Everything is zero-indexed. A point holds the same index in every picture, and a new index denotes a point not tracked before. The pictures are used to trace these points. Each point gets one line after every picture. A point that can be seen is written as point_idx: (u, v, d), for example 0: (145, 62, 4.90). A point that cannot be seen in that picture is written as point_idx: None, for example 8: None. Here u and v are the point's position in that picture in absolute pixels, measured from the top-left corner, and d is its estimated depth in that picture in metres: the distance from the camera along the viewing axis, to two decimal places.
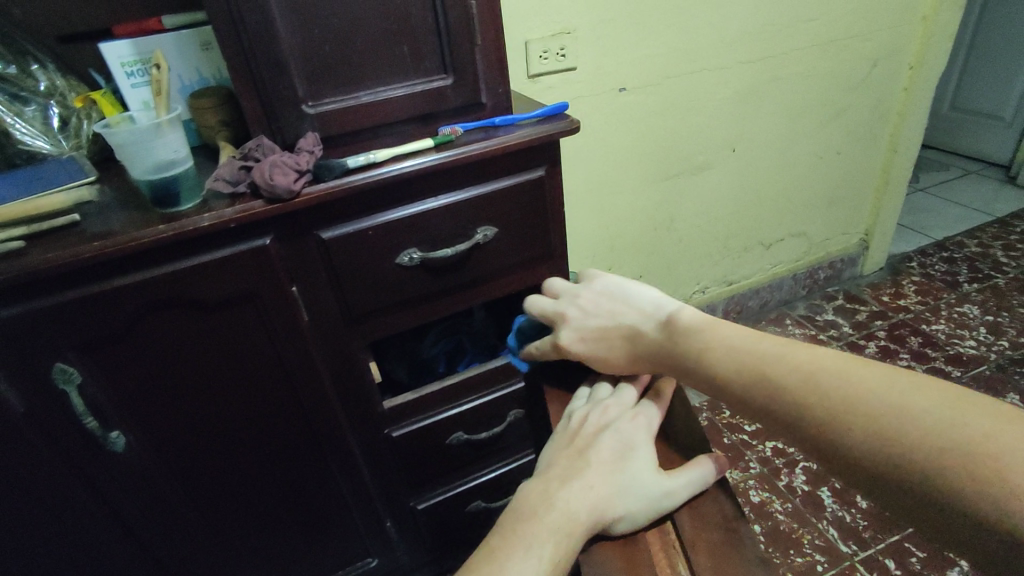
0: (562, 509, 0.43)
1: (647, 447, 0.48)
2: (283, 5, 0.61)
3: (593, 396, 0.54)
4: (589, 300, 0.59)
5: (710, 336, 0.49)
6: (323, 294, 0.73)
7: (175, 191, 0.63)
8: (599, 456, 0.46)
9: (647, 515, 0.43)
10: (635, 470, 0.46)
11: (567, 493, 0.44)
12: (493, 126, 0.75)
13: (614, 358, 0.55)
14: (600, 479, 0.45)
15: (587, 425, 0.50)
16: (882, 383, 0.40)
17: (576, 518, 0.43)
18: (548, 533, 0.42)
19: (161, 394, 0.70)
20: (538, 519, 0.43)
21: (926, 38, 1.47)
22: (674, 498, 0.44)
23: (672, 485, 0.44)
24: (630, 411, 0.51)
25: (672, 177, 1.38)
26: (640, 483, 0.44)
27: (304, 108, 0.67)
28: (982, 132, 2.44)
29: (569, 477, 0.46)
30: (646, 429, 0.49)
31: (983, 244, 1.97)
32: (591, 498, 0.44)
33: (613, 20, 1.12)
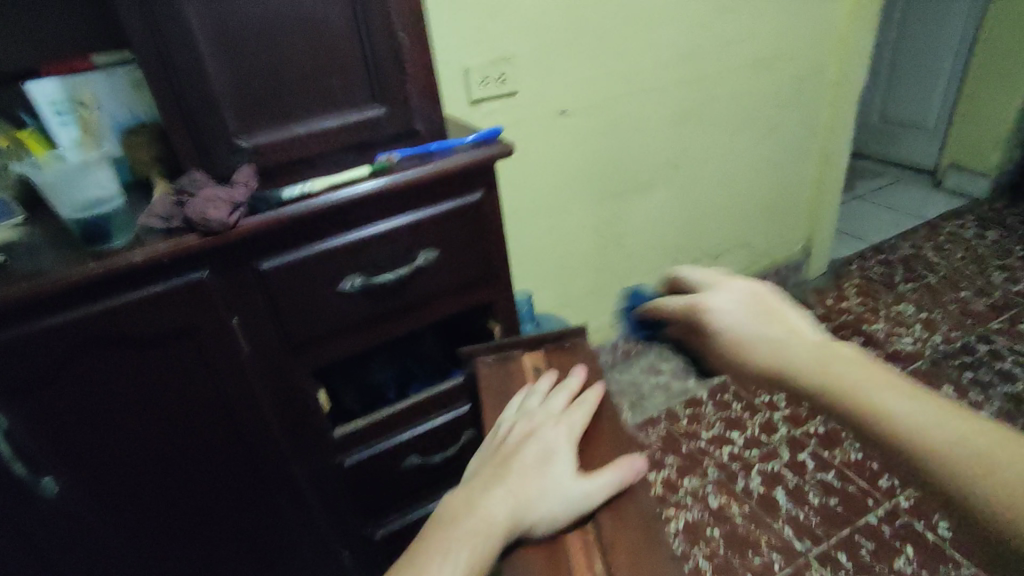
0: (483, 515, 0.44)
1: (567, 452, 0.50)
2: (211, 42, 0.62)
3: (523, 405, 0.56)
4: (732, 293, 0.47)
5: (856, 369, 0.39)
6: (265, 324, 0.73)
7: (106, 229, 0.63)
8: (521, 464, 0.48)
9: (564, 514, 0.45)
10: (557, 474, 0.48)
11: (489, 499, 0.46)
12: (429, 152, 0.77)
13: (748, 363, 0.43)
14: (522, 484, 0.47)
15: (512, 434, 0.52)
16: (983, 435, 0.34)
17: (492, 520, 0.44)
18: (467, 537, 0.43)
19: (98, 435, 0.68)
20: (456, 525, 0.44)
21: (845, 55, 1.57)
22: (591, 499, 0.46)
23: (590, 487, 0.46)
24: (555, 418, 0.53)
25: (617, 194, 1.42)
26: (561, 486, 0.47)
27: (237, 142, 0.67)
28: (909, 141, 2.59)
29: (491, 484, 0.47)
30: (567, 436, 0.51)
31: (915, 246, 2.09)
32: (510, 502, 0.45)
33: (549, 46, 1.16)
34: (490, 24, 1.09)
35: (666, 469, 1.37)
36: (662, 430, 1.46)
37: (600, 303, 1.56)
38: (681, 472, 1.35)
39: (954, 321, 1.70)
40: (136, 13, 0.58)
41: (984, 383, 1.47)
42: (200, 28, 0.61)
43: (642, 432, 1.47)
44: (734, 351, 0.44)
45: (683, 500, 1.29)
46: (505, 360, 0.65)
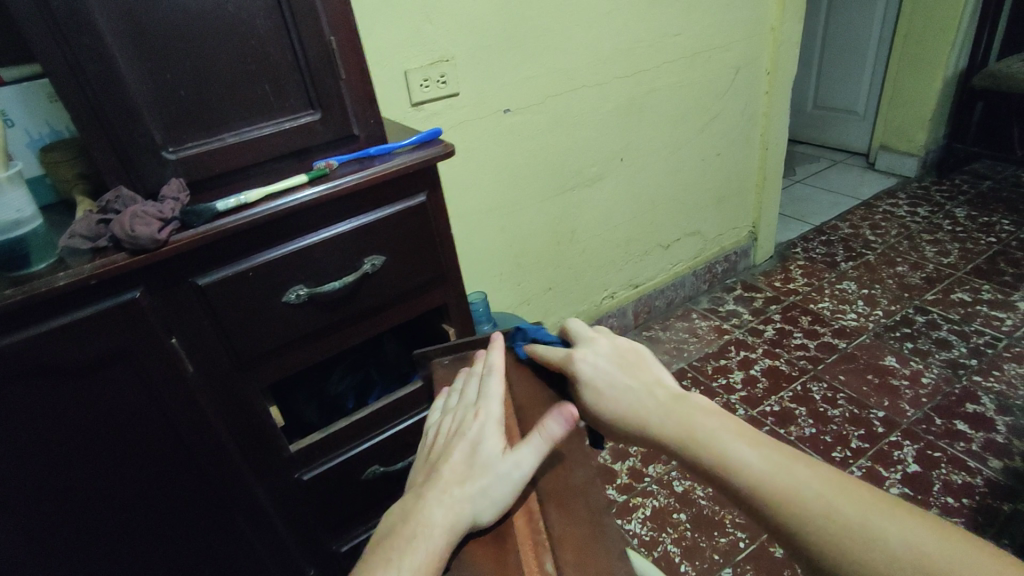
0: (421, 523, 0.45)
1: (491, 435, 0.50)
2: (127, 52, 0.59)
3: (447, 407, 0.56)
4: (611, 349, 0.57)
5: (742, 445, 0.47)
6: (207, 341, 0.70)
7: (24, 251, 0.60)
8: (449, 465, 0.48)
9: (500, 492, 0.45)
10: (482, 462, 0.47)
11: (425, 507, 0.46)
12: (368, 156, 0.76)
13: (620, 410, 0.52)
14: (450, 480, 0.47)
15: (438, 435, 0.53)
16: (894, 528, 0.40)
17: (435, 520, 0.44)
18: (412, 542, 0.44)
19: (32, 471, 0.64)
20: (398, 533, 0.45)
21: (776, 46, 1.63)
22: (520, 467, 0.46)
23: (519, 458, 0.47)
24: (474, 409, 0.52)
25: (566, 190, 1.44)
26: (488, 472, 0.46)
27: (164, 154, 0.65)
28: (843, 125, 2.70)
29: (425, 490, 0.47)
30: (485, 417, 0.51)
31: (854, 226, 2.18)
32: (447, 499, 0.46)
33: (488, 46, 1.17)
34: (428, 25, 1.08)
35: (631, 458, 1.39)
36: None
37: (558, 298, 1.57)
38: (646, 460, 1.37)
39: (893, 294, 1.78)
40: (41, 25, 0.55)
41: (923, 352, 1.55)
42: (114, 37, 0.58)
43: None
44: (601, 403, 0.53)
45: (650, 487, 1.31)
46: (465, 359, 0.64)
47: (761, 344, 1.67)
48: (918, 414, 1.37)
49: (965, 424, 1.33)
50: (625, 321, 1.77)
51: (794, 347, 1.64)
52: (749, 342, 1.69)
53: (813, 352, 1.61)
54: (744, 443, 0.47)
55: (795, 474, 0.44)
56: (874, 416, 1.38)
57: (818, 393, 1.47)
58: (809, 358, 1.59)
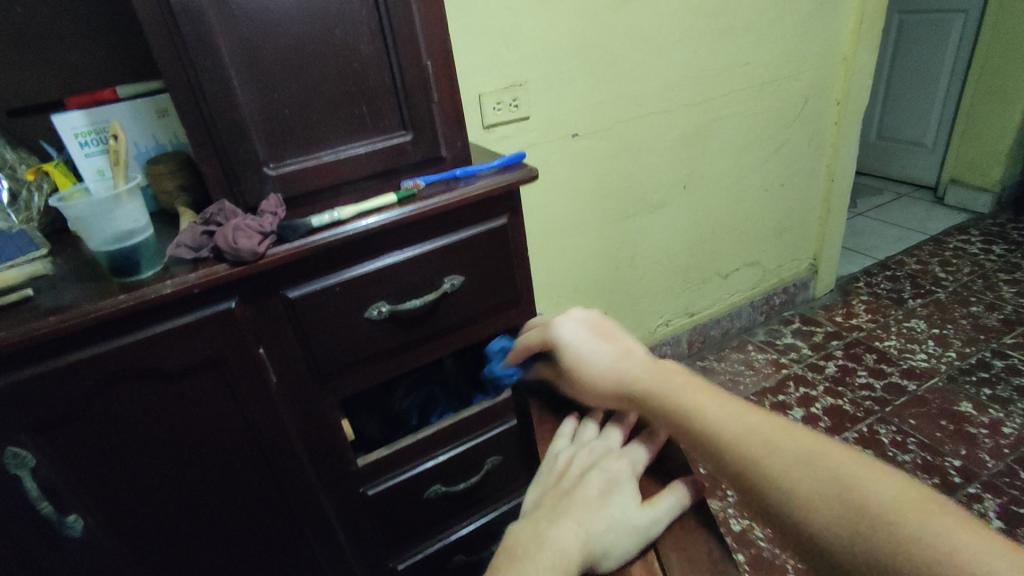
0: (549, 554, 0.41)
1: (631, 485, 0.46)
2: (242, 73, 0.62)
3: (578, 436, 0.53)
4: (583, 329, 0.58)
5: (712, 405, 0.46)
6: (291, 353, 0.72)
7: (135, 260, 0.63)
8: (583, 499, 0.45)
9: (632, 542, 0.42)
10: (622, 510, 0.44)
11: (555, 538, 0.42)
12: (454, 177, 0.77)
13: (603, 385, 0.53)
14: (586, 514, 0.43)
15: (572, 466, 0.49)
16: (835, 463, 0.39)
17: (566, 555, 0.41)
18: (541, 569, 0.40)
19: (124, 470, 0.67)
20: (529, 559, 0.41)
21: (849, 76, 1.59)
22: (656, 523, 0.43)
23: (656, 511, 0.43)
24: (614, 454, 0.49)
25: (628, 215, 1.43)
26: (628, 522, 0.43)
27: (266, 170, 0.67)
28: (909, 157, 2.62)
29: (554, 518, 0.44)
30: (627, 466, 0.48)
31: (922, 262, 2.09)
32: (579, 531, 0.42)
33: (561, 71, 1.18)
34: (505, 51, 1.10)
35: None
36: None
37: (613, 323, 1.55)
38: None
39: (967, 336, 1.70)
40: (168, 45, 0.58)
41: (1002, 399, 1.46)
42: (231, 59, 0.61)
43: None
44: (577, 370, 0.55)
45: None
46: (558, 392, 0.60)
47: (823, 381, 1.61)
48: (998, 466, 1.29)
49: None
50: (678, 350, 1.74)
51: (859, 386, 1.57)
52: (810, 378, 1.62)
53: (880, 393, 1.54)
54: (708, 399, 0.46)
55: (765, 438, 0.42)
56: (950, 464, 1.30)
57: (886, 436, 1.40)
58: (875, 399, 1.52)
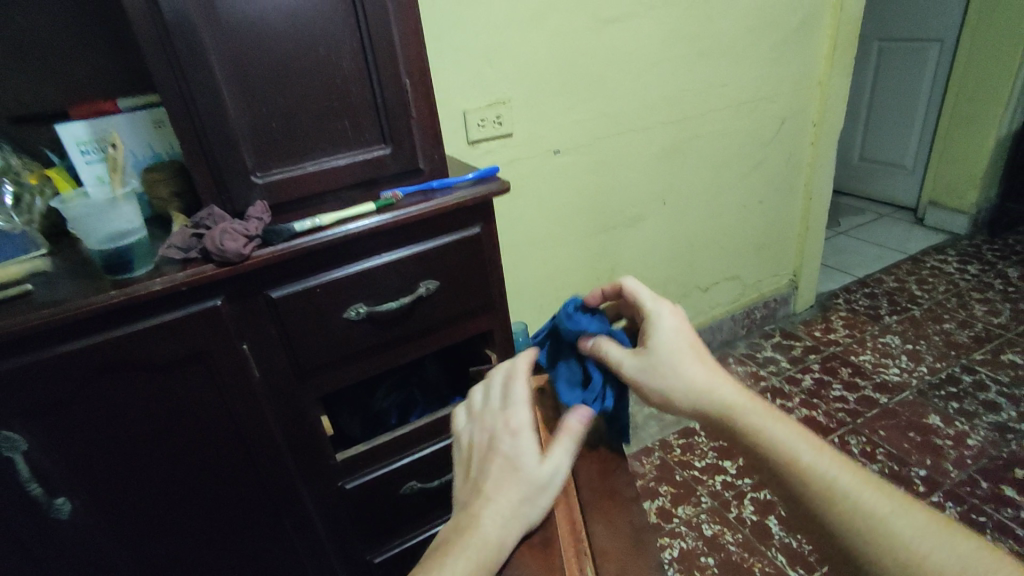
0: (478, 547, 0.45)
1: (528, 445, 0.49)
2: (232, 89, 0.68)
3: (472, 410, 0.55)
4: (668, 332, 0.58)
5: (796, 442, 0.49)
6: (274, 350, 0.76)
7: (128, 259, 0.67)
8: (492, 485, 0.48)
9: (545, 499, 0.47)
10: (526, 477, 0.48)
11: (477, 532, 0.45)
12: (431, 189, 0.82)
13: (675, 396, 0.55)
14: (499, 495, 0.47)
15: (474, 449, 0.51)
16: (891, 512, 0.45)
17: (489, 540, 0.45)
18: (471, 561, 0.44)
19: (110, 457, 0.71)
20: (453, 555, 0.44)
21: (824, 99, 1.66)
22: (560, 471, 0.48)
23: (556, 462, 0.48)
24: (504, 416, 0.52)
25: (608, 229, 1.48)
26: (535, 487, 0.47)
27: (253, 179, 0.72)
28: (890, 178, 2.69)
29: (470, 509, 0.47)
30: (518, 425, 0.51)
31: (899, 280, 2.15)
32: (497, 515, 0.46)
33: (543, 90, 1.24)
34: (488, 71, 1.16)
35: (660, 498, 1.38)
36: (657, 459, 1.49)
37: None
38: (676, 500, 1.37)
39: (939, 352, 1.75)
40: (165, 63, 0.64)
41: (969, 412, 1.51)
42: (223, 76, 0.67)
43: (636, 461, 1.49)
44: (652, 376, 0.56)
45: (678, 528, 1.30)
46: None
47: (799, 393, 1.65)
48: (962, 476, 1.33)
49: (1013, 490, 1.28)
50: None
51: (833, 398, 1.61)
52: (786, 390, 1.67)
53: (852, 405, 1.58)
54: (793, 434, 0.49)
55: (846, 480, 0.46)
56: (916, 474, 1.35)
57: (856, 447, 1.44)
58: (847, 410, 1.56)
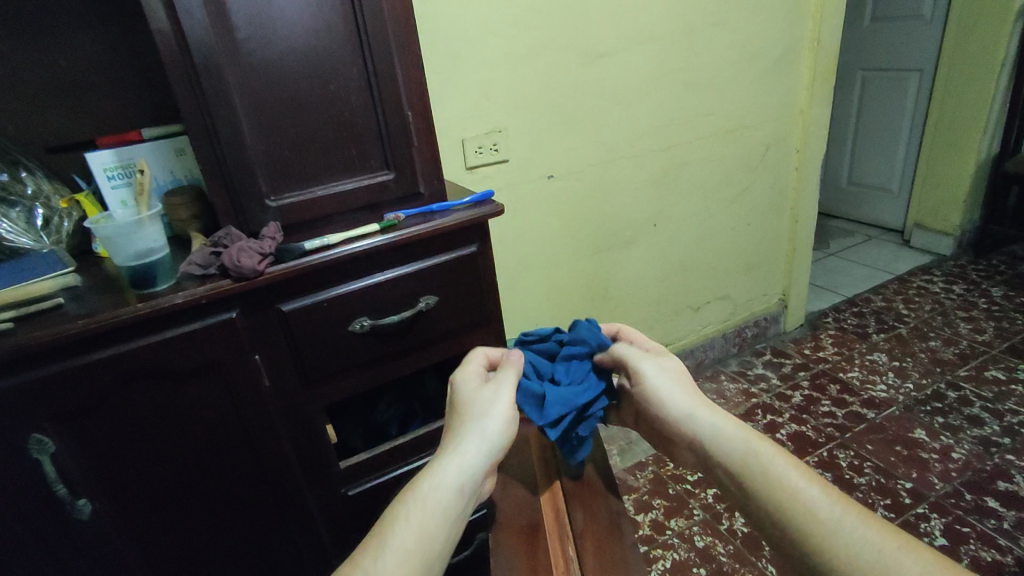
0: (438, 472, 0.51)
1: (478, 401, 0.57)
2: (251, 121, 0.75)
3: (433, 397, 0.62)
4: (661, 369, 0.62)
5: (759, 452, 0.52)
6: (283, 361, 0.82)
7: (153, 274, 0.73)
8: (452, 435, 0.54)
9: (499, 441, 0.54)
10: (479, 421, 0.55)
11: (437, 461, 0.52)
12: (431, 211, 0.88)
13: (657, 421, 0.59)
14: (458, 443, 0.53)
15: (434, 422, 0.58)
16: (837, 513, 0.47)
17: (452, 480, 0.51)
18: (439, 498, 0.49)
19: (130, 460, 0.76)
20: (422, 496, 0.50)
21: (806, 127, 1.74)
22: (508, 416, 0.56)
23: (504, 408, 0.56)
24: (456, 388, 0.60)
25: (601, 250, 1.55)
26: (483, 414, 0.56)
27: (267, 202, 0.79)
28: (878, 202, 2.77)
29: (434, 460, 0.52)
30: (468, 389, 0.59)
31: (887, 299, 2.21)
32: (459, 458, 0.52)
33: (537, 119, 1.32)
34: (485, 101, 1.24)
35: (654, 511, 1.42)
36: (651, 474, 1.53)
37: None
38: (669, 513, 1.40)
39: (924, 368, 1.79)
40: (191, 98, 0.71)
41: (954, 427, 1.55)
42: (242, 109, 0.74)
43: (630, 475, 1.53)
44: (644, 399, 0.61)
45: (671, 540, 1.33)
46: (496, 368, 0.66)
47: (789, 409, 1.69)
48: (947, 489, 1.37)
49: (996, 501, 1.32)
50: None
51: (822, 414, 1.66)
52: (777, 407, 1.71)
53: (841, 421, 1.62)
54: (760, 447, 0.53)
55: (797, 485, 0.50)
56: (902, 487, 1.38)
57: (845, 460, 1.48)
58: (836, 425, 1.60)
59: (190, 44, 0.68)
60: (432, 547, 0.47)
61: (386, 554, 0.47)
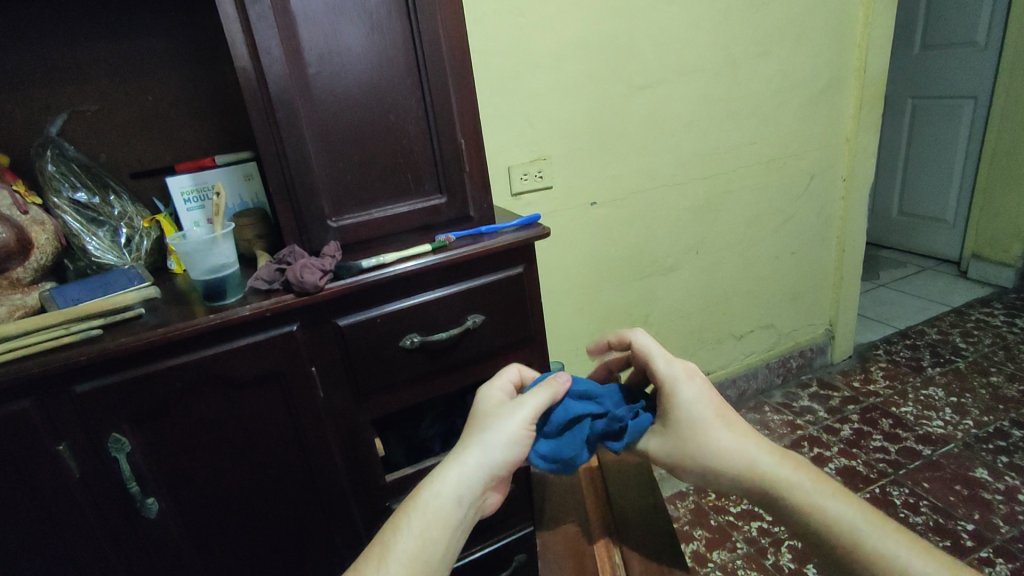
0: (440, 479, 0.51)
1: (497, 410, 0.57)
2: (317, 148, 0.80)
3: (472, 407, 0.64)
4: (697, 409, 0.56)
5: (828, 497, 0.50)
6: (337, 374, 0.86)
7: (224, 289, 0.79)
8: (463, 439, 0.55)
9: (506, 452, 0.53)
10: (488, 428, 0.55)
11: (438, 470, 0.52)
12: (479, 233, 0.92)
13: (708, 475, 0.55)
14: (467, 448, 0.53)
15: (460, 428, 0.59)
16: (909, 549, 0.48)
17: (454, 486, 0.51)
18: (439, 502, 0.50)
19: (193, 463, 0.80)
20: (423, 499, 0.50)
21: (853, 155, 1.72)
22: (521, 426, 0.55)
23: (518, 418, 0.56)
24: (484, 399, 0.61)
25: (642, 276, 1.56)
26: (494, 421, 0.55)
27: (328, 223, 0.84)
28: (931, 232, 2.68)
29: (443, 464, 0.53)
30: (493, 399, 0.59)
31: (943, 332, 2.12)
32: (463, 464, 0.52)
33: (581, 148, 1.35)
34: (532, 130, 1.29)
35: (695, 542, 1.38)
36: (691, 504, 1.50)
37: None
38: (711, 545, 1.37)
39: (985, 405, 1.71)
40: (265, 126, 0.77)
41: (1019, 467, 1.47)
42: (309, 137, 0.79)
43: (671, 504, 1.50)
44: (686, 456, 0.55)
45: (713, 573, 1.29)
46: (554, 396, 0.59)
47: (838, 443, 1.64)
48: (1013, 532, 1.29)
49: None
50: None
51: (873, 449, 1.59)
52: (824, 439, 1.66)
53: (894, 456, 1.56)
54: (825, 490, 0.51)
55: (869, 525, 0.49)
56: (963, 528, 1.32)
57: (898, 498, 1.42)
58: (888, 461, 1.54)
59: (268, 79, 0.75)
60: (431, 556, 0.49)
61: (383, 556, 0.48)
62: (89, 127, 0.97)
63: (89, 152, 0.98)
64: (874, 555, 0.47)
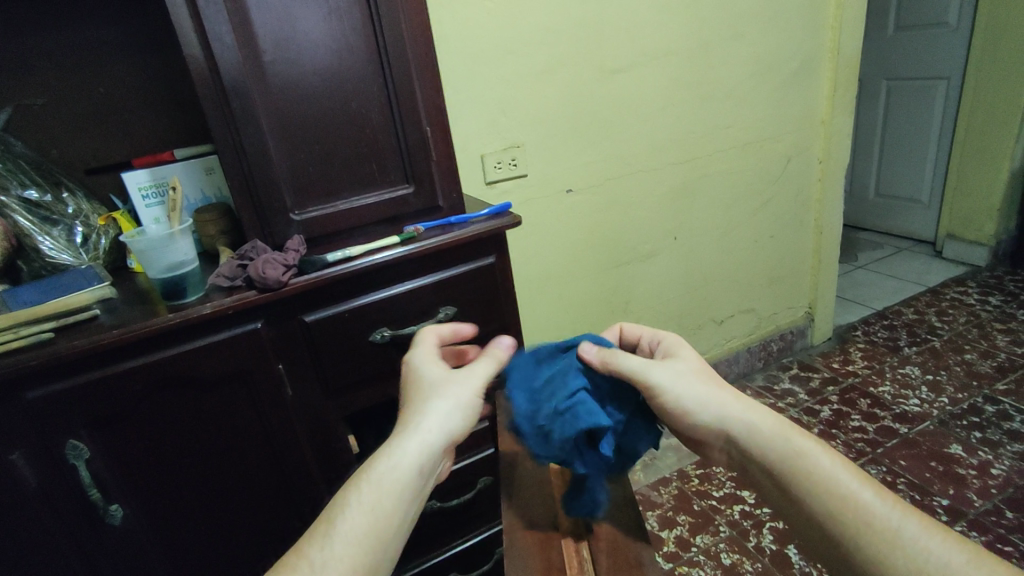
0: (398, 450, 0.52)
1: (449, 381, 0.59)
2: (276, 138, 0.78)
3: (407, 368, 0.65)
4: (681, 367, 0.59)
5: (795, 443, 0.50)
6: (306, 371, 0.84)
7: (183, 287, 0.76)
8: (418, 408, 0.56)
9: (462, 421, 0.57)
10: (444, 399, 0.57)
11: (397, 440, 0.53)
12: (449, 223, 0.90)
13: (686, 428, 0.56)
14: (426, 417, 0.55)
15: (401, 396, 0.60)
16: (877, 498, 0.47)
17: (414, 455, 0.52)
18: (398, 472, 0.51)
19: (158, 467, 0.78)
20: (381, 470, 0.51)
21: (828, 137, 1.72)
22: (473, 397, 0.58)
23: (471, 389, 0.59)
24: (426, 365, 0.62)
25: (621, 263, 1.55)
26: (449, 393, 0.58)
27: (291, 216, 0.81)
28: (907, 213, 2.71)
29: (398, 434, 0.54)
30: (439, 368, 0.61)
31: (919, 312, 2.15)
32: (422, 433, 0.54)
33: (554, 134, 1.34)
34: (504, 118, 1.27)
35: (678, 527, 1.39)
36: (675, 489, 1.50)
37: None
38: (693, 530, 1.37)
39: (960, 382, 1.73)
40: (219, 116, 0.74)
41: (991, 442, 1.49)
42: (267, 127, 0.77)
43: (653, 491, 1.50)
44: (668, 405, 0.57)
45: (696, 557, 1.30)
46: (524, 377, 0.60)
47: (818, 424, 1.65)
48: (986, 506, 1.31)
49: None
50: None
51: (852, 429, 1.61)
52: (805, 421, 1.67)
53: (872, 436, 1.57)
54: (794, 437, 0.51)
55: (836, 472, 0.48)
56: (938, 503, 1.34)
57: (876, 476, 1.43)
58: (866, 441, 1.56)
59: (220, 67, 0.72)
60: (388, 524, 0.49)
61: (340, 527, 0.48)
62: (39, 121, 0.93)
63: (39, 148, 0.94)
64: (840, 499, 0.47)
